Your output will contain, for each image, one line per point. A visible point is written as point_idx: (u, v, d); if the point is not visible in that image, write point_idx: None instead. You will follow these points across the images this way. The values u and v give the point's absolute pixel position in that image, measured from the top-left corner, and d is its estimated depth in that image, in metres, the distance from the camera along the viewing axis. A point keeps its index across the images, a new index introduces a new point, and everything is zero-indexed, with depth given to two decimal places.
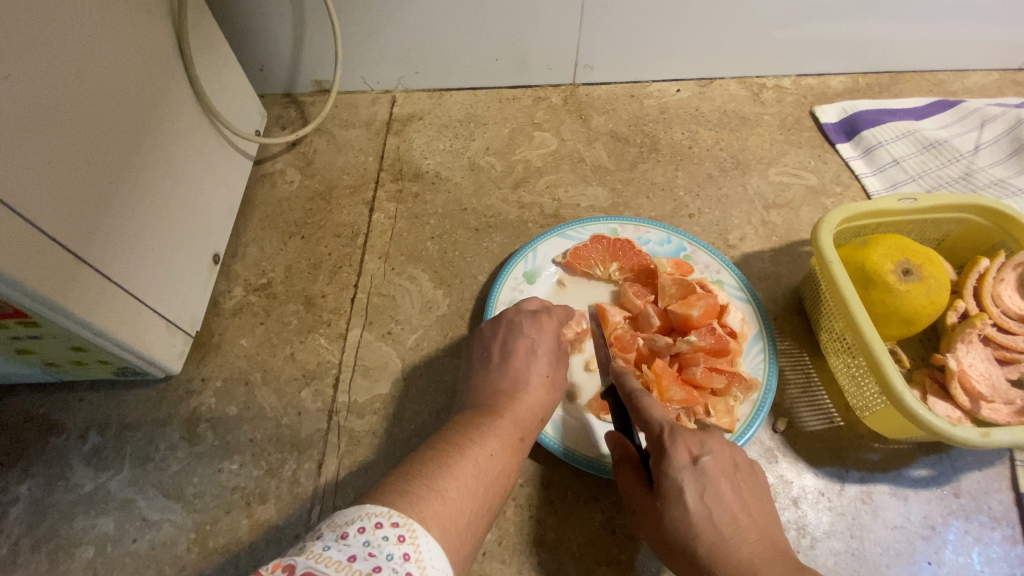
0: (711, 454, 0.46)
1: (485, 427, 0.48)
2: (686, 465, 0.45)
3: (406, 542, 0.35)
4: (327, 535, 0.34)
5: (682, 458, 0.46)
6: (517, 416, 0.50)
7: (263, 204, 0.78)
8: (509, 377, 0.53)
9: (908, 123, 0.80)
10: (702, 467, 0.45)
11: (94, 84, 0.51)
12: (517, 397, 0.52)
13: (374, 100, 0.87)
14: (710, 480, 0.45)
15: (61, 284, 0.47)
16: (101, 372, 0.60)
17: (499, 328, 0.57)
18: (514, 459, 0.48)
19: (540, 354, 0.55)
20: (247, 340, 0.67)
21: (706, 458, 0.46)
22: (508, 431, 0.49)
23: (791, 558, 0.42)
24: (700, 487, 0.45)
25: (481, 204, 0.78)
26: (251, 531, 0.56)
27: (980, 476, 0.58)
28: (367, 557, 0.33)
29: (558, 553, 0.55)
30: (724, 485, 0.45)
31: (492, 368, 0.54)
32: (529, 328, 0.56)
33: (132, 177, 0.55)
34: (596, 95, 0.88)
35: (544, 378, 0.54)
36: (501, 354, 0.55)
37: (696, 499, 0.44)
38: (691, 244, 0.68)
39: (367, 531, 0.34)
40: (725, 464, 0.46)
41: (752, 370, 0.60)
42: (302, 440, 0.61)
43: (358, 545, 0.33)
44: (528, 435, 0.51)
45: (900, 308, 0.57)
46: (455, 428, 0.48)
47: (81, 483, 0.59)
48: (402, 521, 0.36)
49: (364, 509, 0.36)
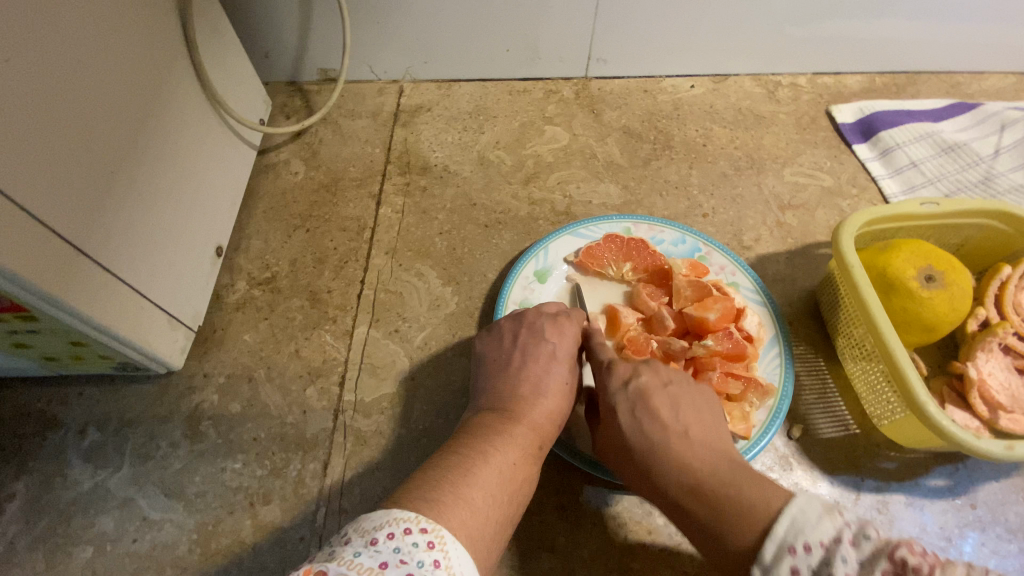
0: (642, 376, 0.50)
1: (507, 433, 0.46)
2: (619, 388, 0.50)
3: (436, 549, 0.34)
4: (357, 541, 0.33)
5: (616, 383, 0.51)
6: (536, 422, 0.48)
7: (267, 196, 0.76)
8: (530, 382, 0.51)
9: (927, 125, 0.79)
10: (634, 387, 0.50)
11: (95, 71, 0.49)
12: (536, 403, 0.50)
13: (382, 90, 0.85)
14: (640, 397, 0.49)
15: (61, 277, 0.45)
16: (101, 367, 0.59)
17: (520, 330, 0.55)
18: (534, 467, 0.47)
19: (561, 361, 0.53)
20: (251, 335, 0.65)
21: (636, 381, 0.50)
22: (529, 438, 0.47)
23: (731, 460, 0.44)
24: (632, 405, 0.49)
25: (490, 200, 0.76)
26: (254, 533, 0.55)
27: (998, 487, 0.57)
28: (399, 564, 0.32)
29: (569, 560, 0.54)
30: (657, 400, 0.49)
31: (510, 372, 0.52)
32: (550, 333, 0.54)
33: (133, 167, 0.53)
34: (609, 89, 0.86)
35: (563, 386, 0.52)
36: (522, 358, 0.53)
37: (628, 416, 0.48)
38: (706, 245, 0.67)
39: (397, 537, 0.34)
40: (656, 381, 0.50)
41: (768, 375, 0.59)
42: (307, 439, 0.59)
43: (389, 552, 0.32)
44: (546, 442, 0.49)
45: (922, 315, 0.56)
46: (476, 432, 0.47)
47: (80, 480, 0.57)
48: (430, 527, 0.35)
49: (392, 514, 0.35)
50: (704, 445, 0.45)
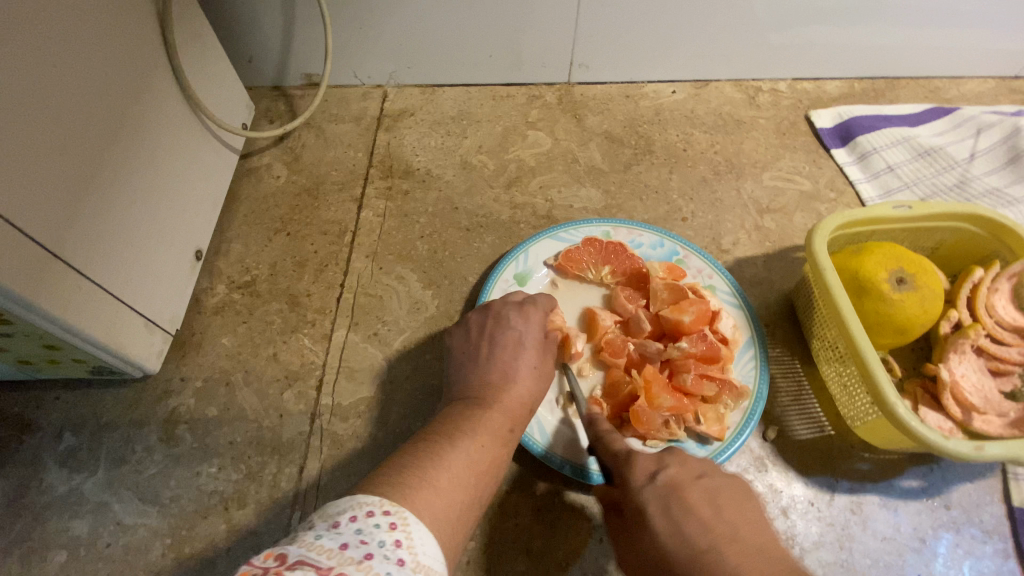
0: (668, 468, 0.44)
1: (475, 420, 0.47)
2: (644, 484, 0.44)
3: (398, 529, 0.34)
4: (319, 525, 0.33)
5: (640, 477, 0.45)
6: (506, 407, 0.50)
7: (249, 200, 0.76)
8: (499, 368, 0.53)
9: (904, 129, 0.80)
10: (661, 481, 0.43)
11: (74, 76, 0.49)
12: (506, 388, 0.51)
13: (366, 95, 0.86)
14: (672, 492, 0.43)
15: (35, 281, 0.45)
16: (76, 371, 0.59)
17: (487, 320, 0.56)
18: (505, 449, 0.47)
19: (528, 346, 0.55)
20: (230, 339, 0.65)
21: (663, 473, 0.44)
22: (498, 422, 0.48)
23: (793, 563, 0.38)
24: (663, 502, 0.42)
25: (472, 203, 0.76)
26: (228, 537, 0.54)
27: (972, 488, 0.58)
28: (360, 545, 0.32)
29: (543, 563, 0.54)
30: (692, 496, 0.42)
31: (479, 362, 0.54)
32: (516, 320, 0.56)
33: (112, 171, 0.54)
34: (591, 94, 0.87)
35: (533, 370, 0.54)
36: (490, 347, 0.54)
37: (661, 517, 0.41)
38: (684, 248, 0.68)
39: (359, 519, 0.34)
40: (686, 473, 0.44)
41: (743, 377, 0.59)
42: (283, 443, 0.59)
43: (350, 533, 0.32)
44: (517, 425, 0.50)
45: (894, 317, 0.57)
46: (446, 421, 0.47)
47: (55, 484, 0.57)
48: (394, 509, 0.35)
49: (355, 499, 0.35)
50: (759, 551, 0.38)
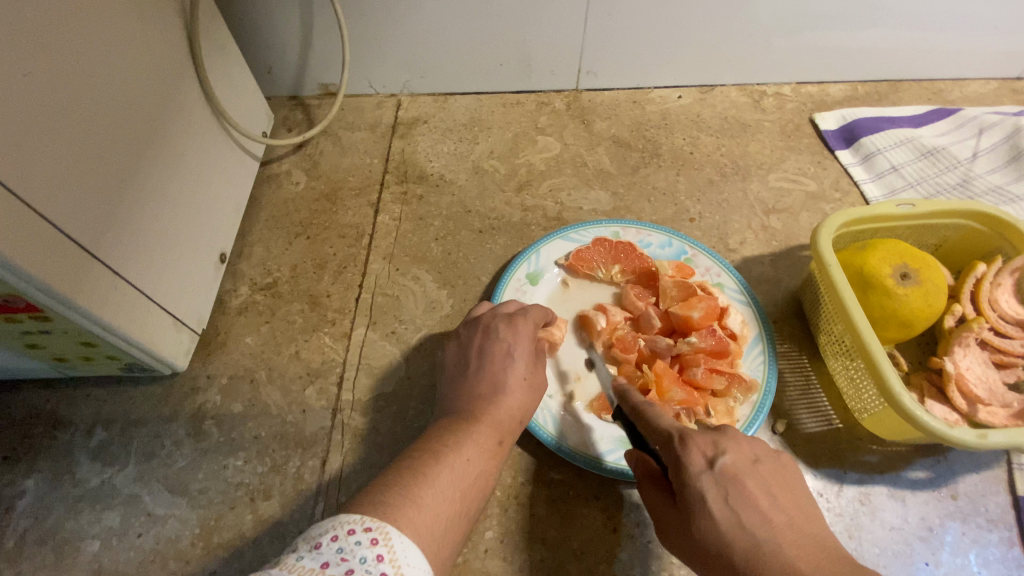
0: (727, 454, 0.44)
1: (462, 434, 0.49)
2: (702, 471, 0.43)
3: (380, 544, 0.36)
4: (302, 547, 0.35)
5: (698, 462, 0.44)
6: (495, 419, 0.51)
7: (269, 205, 0.78)
8: (488, 380, 0.54)
9: (907, 130, 0.81)
10: (721, 468, 0.43)
11: (109, 87, 0.52)
12: (495, 400, 0.53)
13: (380, 104, 0.88)
14: (731, 481, 0.43)
15: (73, 279, 0.48)
16: (108, 368, 0.61)
17: (475, 333, 0.58)
18: (493, 460, 0.49)
19: (517, 357, 0.56)
20: (253, 338, 0.68)
21: (722, 460, 0.44)
22: (485, 435, 0.50)
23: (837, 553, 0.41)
24: (722, 490, 0.43)
25: (485, 206, 0.79)
26: (255, 527, 0.56)
27: (978, 479, 0.59)
28: (340, 562, 0.33)
29: (560, 551, 0.55)
30: (749, 484, 0.43)
31: (468, 374, 0.55)
32: (504, 332, 0.57)
33: (144, 176, 0.57)
34: (599, 100, 0.89)
35: (522, 381, 0.54)
36: (478, 359, 0.56)
37: (721, 506, 0.42)
38: (692, 248, 0.69)
39: (340, 538, 0.35)
40: (743, 460, 0.44)
41: (751, 371, 0.61)
42: (306, 437, 0.61)
43: (331, 552, 0.34)
44: (507, 436, 0.52)
45: (898, 312, 0.58)
46: (432, 436, 0.49)
47: (87, 477, 0.59)
48: (375, 525, 0.37)
49: (337, 518, 0.37)
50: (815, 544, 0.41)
